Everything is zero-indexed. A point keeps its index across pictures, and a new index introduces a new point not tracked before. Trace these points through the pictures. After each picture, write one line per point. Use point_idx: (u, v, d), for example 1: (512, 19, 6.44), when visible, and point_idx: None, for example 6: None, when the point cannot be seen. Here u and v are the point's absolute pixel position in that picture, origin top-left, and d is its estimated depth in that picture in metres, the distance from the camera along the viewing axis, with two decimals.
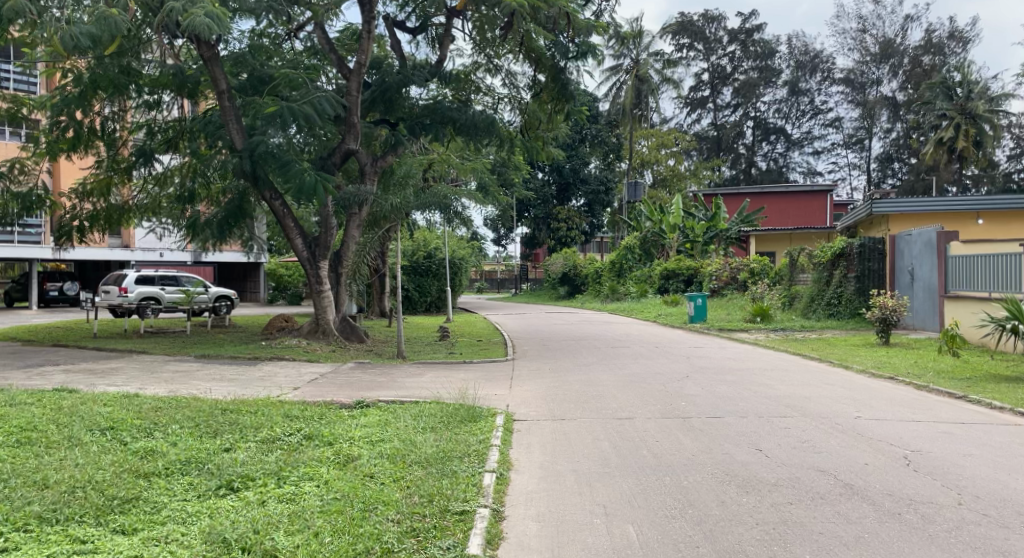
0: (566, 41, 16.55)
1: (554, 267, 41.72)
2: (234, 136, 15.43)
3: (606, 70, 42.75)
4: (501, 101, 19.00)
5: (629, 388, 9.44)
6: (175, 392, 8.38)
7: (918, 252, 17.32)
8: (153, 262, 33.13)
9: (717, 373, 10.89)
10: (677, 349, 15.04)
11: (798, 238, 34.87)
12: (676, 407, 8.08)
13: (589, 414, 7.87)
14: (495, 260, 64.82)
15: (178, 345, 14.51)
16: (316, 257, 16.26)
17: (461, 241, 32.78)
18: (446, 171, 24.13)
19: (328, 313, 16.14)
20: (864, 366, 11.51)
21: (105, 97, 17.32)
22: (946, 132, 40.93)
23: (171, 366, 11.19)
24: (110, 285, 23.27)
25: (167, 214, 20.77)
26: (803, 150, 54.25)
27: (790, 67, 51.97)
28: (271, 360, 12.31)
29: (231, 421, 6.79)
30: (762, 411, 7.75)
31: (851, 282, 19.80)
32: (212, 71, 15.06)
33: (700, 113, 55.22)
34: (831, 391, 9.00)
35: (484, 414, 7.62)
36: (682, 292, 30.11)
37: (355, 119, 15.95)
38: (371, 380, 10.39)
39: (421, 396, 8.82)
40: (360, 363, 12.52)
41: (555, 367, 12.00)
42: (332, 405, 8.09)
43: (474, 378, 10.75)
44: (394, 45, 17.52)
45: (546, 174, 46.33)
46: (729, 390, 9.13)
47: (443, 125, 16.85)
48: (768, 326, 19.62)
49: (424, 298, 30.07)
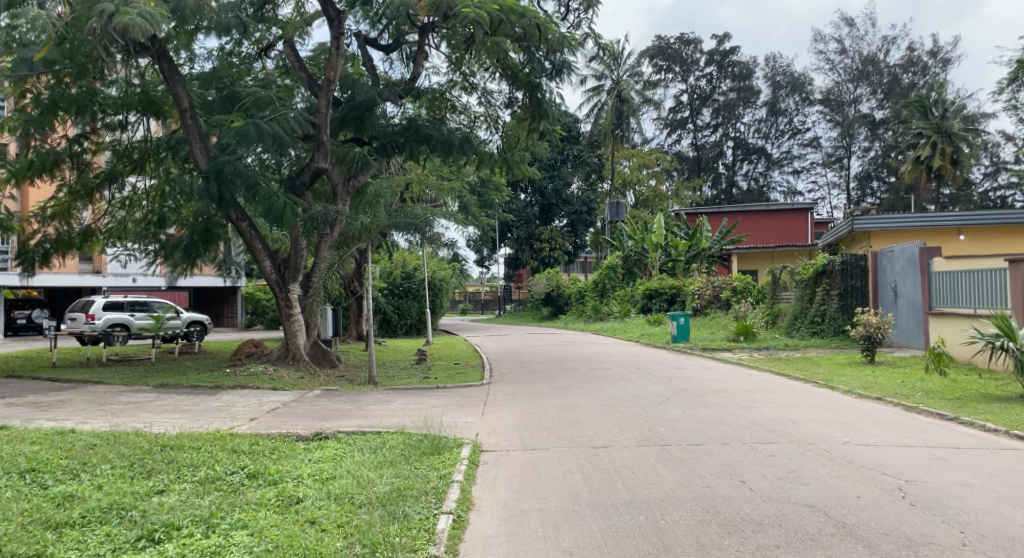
0: (541, 58, 16.16)
1: (537, 288, 41.31)
2: (197, 156, 14.73)
3: (587, 90, 42.50)
4: (477, 120, 18.61)
5: (606, 412, 8.97)
6: (116, 427, 7.79)
7: (901, 268, 17.07)
8: (125, 288, 32.37)
9: (698, 396, 10.42)
10: (659, 370, 14.58)
11: (780, 256, 34.66)
12: (655, 434, 7.60)
13: (561, 442, 7.37)
14: (479, 281, 64.46)
15: (138, 374, 13.83)
16: (285, 280, 15.71)
17: (442, 262, 32.30)
18: (423, 192, 23.69)
19: (299, 338, 15.53)
20: (850, 386, 11.09)
21: (71, 119, 16.81)
22: (924, 150, 41.15)
23: (124, 397, 10.58)
24: (76, 312, 22.60)
25: (133, 238, 20.09)
26: (783, 169, 54.35)
27: (770, 87, 52.22)
28: (233, 388, 11.70)
29: (169, 461, 6.22)
30: (746, 436, 7.29)
31: (835, 300, 19.51)
32: (173, 89, 14.52)
33: (681, 134, 55.36)
34: (817, 413, 8.57)
35: (449, 445, 7.10)
36: (664, 312, 29.73)
37: (325, 137, 15.50)
38: (336, 409, 9.82)
39: (385, 426, 8.27)
40: (327, 390, 11.94)
41: (531, 391, 11.48)
42: (287, 439, 7.55)
43: (444, 404, 10.23)
44: (366, 62, 17.10)
45: (528, 196, 46.12)
46: (711, 414, 8.66)
47: (417, 143, 16.34)
48: (751, 345, 19.24)
49: (404, 321, 29.52)
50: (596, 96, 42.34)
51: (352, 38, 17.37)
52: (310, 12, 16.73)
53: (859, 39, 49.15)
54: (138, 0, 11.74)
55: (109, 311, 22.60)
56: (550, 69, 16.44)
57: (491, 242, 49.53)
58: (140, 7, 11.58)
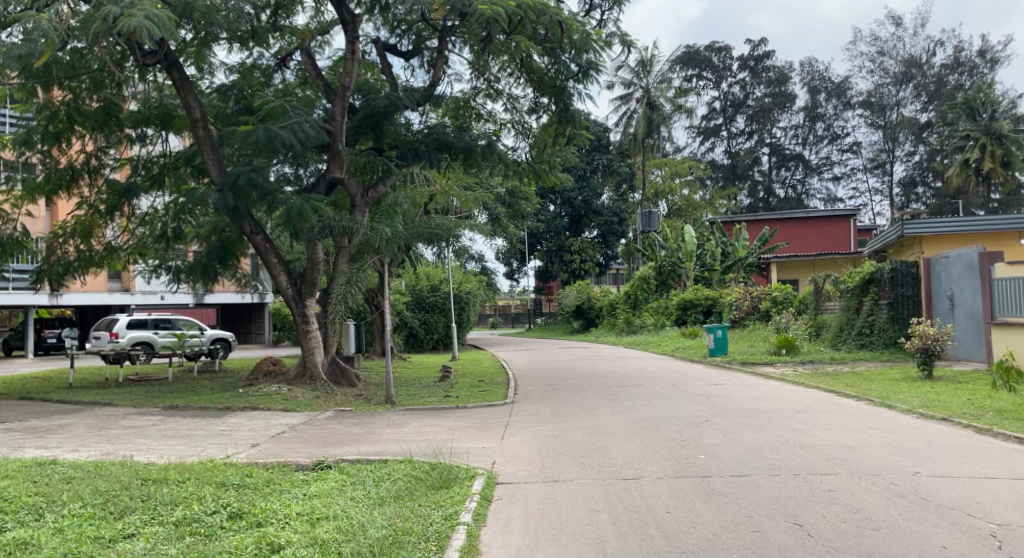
0: (569, 60, 15.57)
1: (567, 300, 40.43)
2: (210, 167, 14.33)
3: (616, 98, 41.62)
4: (504, 127, 17.93)
5: (638, 437, 8.14)
6: (103, 457, 7.19)
7: (958, 275, 15.94)
8: (154, 306, 32.38)
9: (740, 416, 9.54)
10: (697, 386, 13.68)
11: (822, 265, 33.30)
12: (694, 462, 6.75)
13: (587, 472, 6.55)
14: (509, 294, 63.84)
15: (151, 395, 13.35)
16: (302, 295, 15.17)
17: (470, 274, 31.73)
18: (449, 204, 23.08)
19: (316, 356, 15.03)
20: (909, 404, 10.10)
21: (88, 134, 16.68)
22: (972, 153, 39.50)
23: (128, 420, 10.06)
24: (102, 330, 22.42)
25: (153, 255, 19.64)
26: (822, 176, 52.92)
27: (806, 92, 50.81)
28: (244, 410, 11.12)
29: (147, 497, 5.55)
30: (798, 465, 6.40)
31: (884, 309, 18.47)
32: (185, 98, 14.09)
33: (713, 142, 54.21)
34: (878, 438, 7.63)
35: (461, 477, 6.35)
36: (700, 324, 28.69)
37: (341, 146, 14.99)
38: (346, 433, 9.16)
39: (395, 454, 7.55)
40: (341, 411, 11.29)
41: (557, 411, 10.69)
42: (285, 469, 6.88)
43: (463, 427, 9.49)
44: (387, 70, 16.56)
45: (558, 207, 45.42)
46: (755, 439, 7.79)
47: (437, 152, 15.72)
48: (795, 359, 18.19)
49: (431, 336, 28.95)
50: (625, 105, 41.41)
51: (371, 45, 16.90)
52: (328, 20, 16.42)
53: (900, 41, 47.60)
54: (145, 2, 11.23)
55: (133, 329, 22.35)
56: (577, 71, 15.70)
57: (521, 255, 48.88)
58: (146, 9, 11.04)
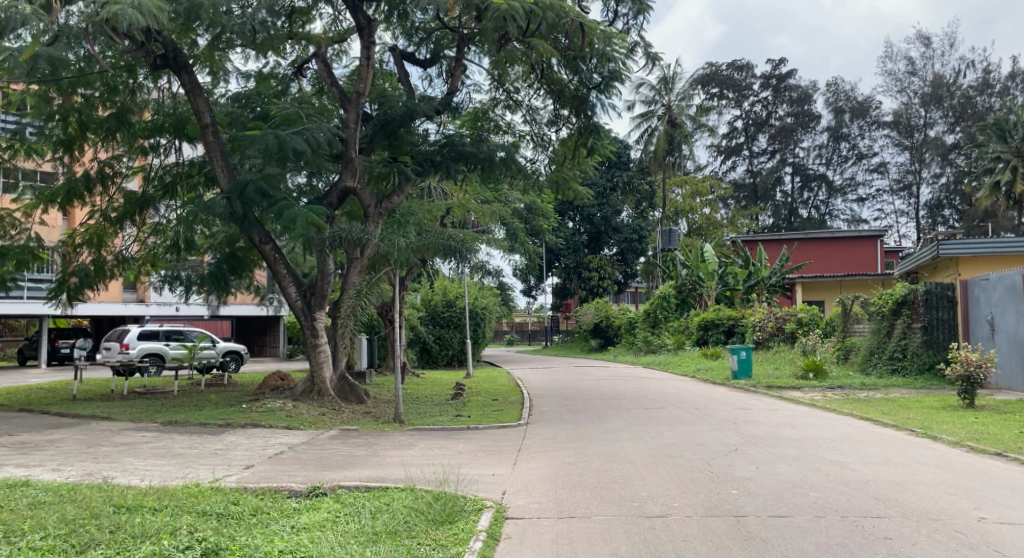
0: (590, 71, 15.15)
1: (584, 318, 39.66)
2: (218, 175, 13.91)
3: (636, 115, 41.03)
4: (522, 139, 17.38)
5: (662, 467, 7.48)
6: (81, 478, 6.65)
7: (998, 299, 15.15)
8: (168, 317, 32.09)
9: (772, 445, 8.85)
10: (722, 410, 12.97)
11: (849, 286, 32.29)
12: (725, 499, 6.08)
13: (606, 507, 5.89)
14: (526, 311, 63.17)
15: (151, 410, 12.86)
16: (312, 307, 14.67)
17: (485, 289, 31.21)
18: (466, 217, 22.56)
19: (324, 371, 14.50)
20: (956, 436, 9.38)
21: (99, 140, 16.34)
22: (1003, 175, 38.49)
23: (120, 437, 9.56)
24: (111, 341, 22.04)
25: (165, 265, 19.02)
26: (846, 197, 51.98)
27: (831, 112, 49.98)
28: (244, 427, 10.58)
29: (117, 528, 5.00)
30: (846, 506, 5.71)
31: (918, 333, 17.66)
32: (195, 103, 13.68)
33: (735, 160, 53.47)
34: (929, 476, 6.92)
35: (466, 511, 5.72)
36: (722, 344, 27.89)
37: (353, 154, 14.51)
38: (349, 455, 8.59)
39: (397, 480, 6.97)
40: (345, 430, 10.72)
41: (574, 435, 10.06)
42: (277, 497, 6.30)
43: (472, 451, 8.88)
44: (404, 79, 16.11)
45: (577, 223, 44.83)
46: (791, 472, 7.11)
47: (455, 163, 15.17)
48: (823, 384, 17.38)
49: (445, 352, 28.40)
50: (646, 122, 40.70)
51: (389, 53, 16.50)
52: (346, 28, 16.07)
53: (930, 60, 46.68)
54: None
55: (144, 340, 22.01)
56: (599, 82, 15.24)
57: (539, 272, 48.26)
58: None
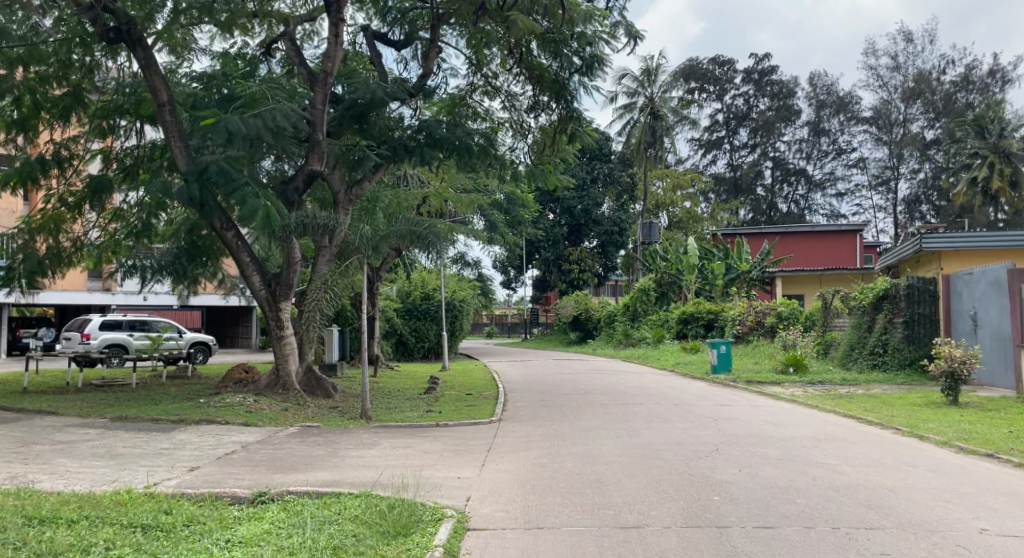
0: (571, 54, 14.59)
1: (564, 311, 39.25)
2: (177, 158, 13.11)
3: (619, 107, 40.51)
4: (501, 126, 16.69)
5: (639, 469, 7.01)
6: (1, 483, 6.06)
7: (982, 293, 14.88)
8: (134, 307, 31.14)
9: (755, 445, 8.43)
10: (701, 406, 12.58)
11: (830, 280, 32.08)
12: (707, 506, 5.62)
13: (577, 517, 5.39)
14: (505, 303, 62.71)
15: (103, 404, 12.23)
16: (276, 298, 14.04)
17: (462, 280, 30.64)
18: (444, 207, 21.89)
19: (290, 364, 13.93)
20: (945, 435, 9.04)
21: (53, 119, 15.41)
22: (981, 171, 38.69)
23: (62, 434, 8.94)
24: (72, 330, 21.19)
25: (127, 254, 17.94)
26: (825, 192, 52.06)
27: (812, 106, 49.84)
28: (198, 424, 9.99)
29: (22, 544, 4.43)
30: (837, 516, 5.26)
31: (898, 328, 17.40)
32: (150, 80, 12.90)
33: (716, 154, 53.22)
34: (923, 480, 6.51)
35: (424, 523, 5.17)
36: (701, 338, 27.61)
37: (320, 136, 13.69)
38: (306, 455, 8.05)
39: (352, 485, 6.44)
40: (306, 426, 10.16)
41: (547, 432, 9.59)
42: (217, 507, 5.74)
43: (438, 450, 8.36)
44: (376, 62, 15.43)
45: (557, 215, 44.29)
46: (774, 476, 6.69)
47: (429, 149, 14.52)
48: (804, 379, 17.07)
49: (422, 344, 27.82)
50: (628, 114, 40.21)
51: (361, 34, 15.81)
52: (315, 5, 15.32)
53: (913, 56, 46.63)
54: None
55: (106, 330, 21.20)
56: (581, 65, 14.65)
57: (518, 264, 47.75)
58: None
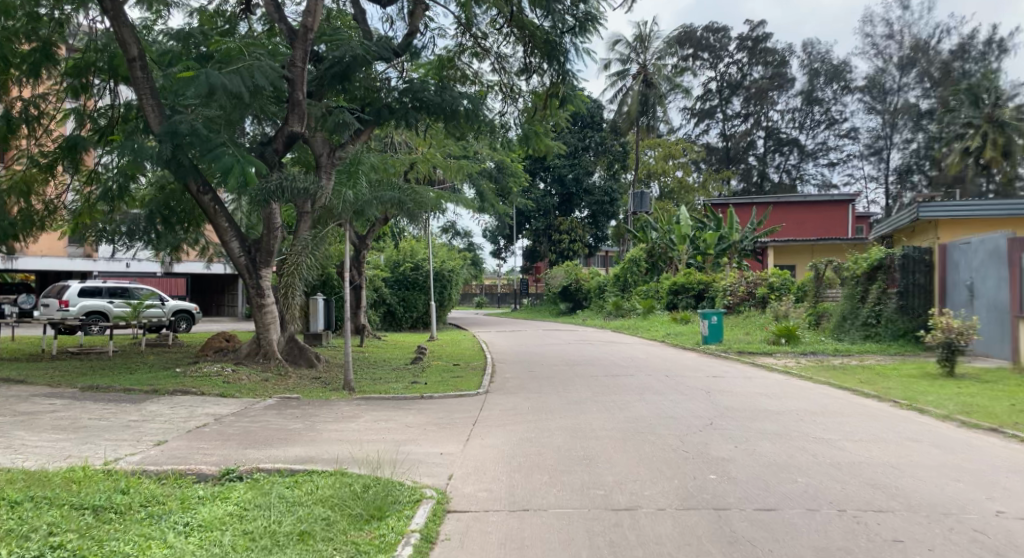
0: (564, 11, 13.99)
1: (554, 281, 38.91)
2: (149, 116, 12.47)
3: (611, 74, 39.69)
4: (490, 89, 16.06)
5: (630, 445, 6.68)
6: None
7: (979, 263, 14.59)
8: (117, 274, 30.54)
9: (750, 419, 8.12)
10: (693, 378, 12.29)
11: (822, 251, 31.79)
12: (703, 486, 5.28)
13: (566, 498, 5.05)
14: (495, 273, 62.31)
15: (75, 373, 11.81)
16: (257, 264, 13.55)
17: (451, 250, 30.14)
18: (432, 174, 21.34)
19: (272, 333, 13.50)
20: (946, 408, 8.77)
21: (20, 74, 14.62)
22: (973, 141, 38.36)
23: (27, 405, 8.53)
24: (49, 297, 20.64)
25: (103, 220, 17.20)
26: (818, 162, 51.61)
27: (806, 74, 49.17)
28: (171, 395, 9.59)
29: None
30: (842, 497, 4.94)
31: (893, 299, 17.13)
32: (119, 32, 12.20)
33: (708, 123, 52.54)
34: (928, 457, 6.20)
35: (400, 505, 4.80)
36: (692, 309, 27.39)
37: (300, 96, 13.06)
38: (283, 428, 7.68)
39: (328, 461, 6.08)
40: (286, 398, 9.78)
41: (536, 405, 9.25)
42: (180, 486, 5.37)
43: (421, 424, 8.00)
44: (360, 19, 14.75)
45: (547, 184, 43.69)
46: (772, 452, 6.38)
47: (415, 112, 13.93)
48: (796, 350, 16.85)
49: (410, 314, 27.42)
50: (620, 81, 39.44)
51: None
52: None
53: (909, 24, 45.95)
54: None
55: (85, 297, 20.66)
56: (574, 24, 14.08)
57: (508, 234, 47.24)
58: None
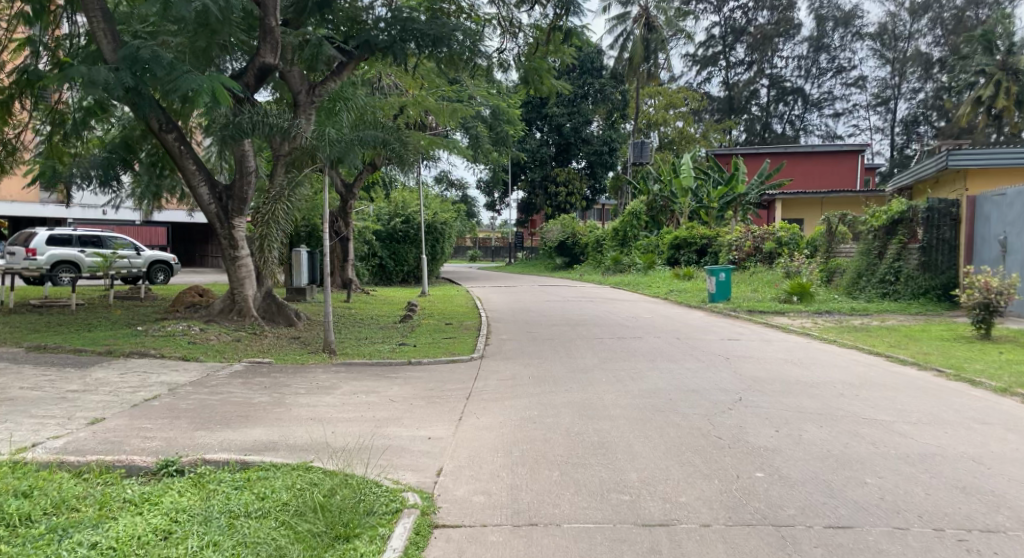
0: None
1: (549, 236, 37.70)
2: (103, 43, 11.01)
3: (611, 18, 37.71)
4: (486, 23, 14.55)
5: (651, 429, 5.65)
6: None
7: (1016, 216, 13.51)
8: (94, 222, 29.12)
9: (784, 394, 7.09)
10: (706, 340, 11.24)
11: (831, 205, 30.51)
12: (753, 490, 4.25)
13: (585, 507, 4.00)
14: (489, 226, 60.98)
15: (28, 329, 10.73)
16: (229, 212, 12.32)
17: (445, 202, 28.79)
18: (423, 118, 19.88)
19: (247, 288, 12.43)
20: (1001, 379, 7.75)
21: None
22: (985, 90, 36.56)
23: None
24: (15, 245, 19.22)
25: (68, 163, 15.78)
26: (822, 112, 50.05)
27: (814, 20, 47.11)
28: (124, 359, 8.47)
29: None
30: (933, 509, 3.91)
31: (913, 254, 16.04)
32: None
33: (711, 71, 50.57)
34: (1010, 446, 5.19)
35: (373, 519, 3.75)
36: (694, 265, 26.30)
37: (273, 22, 11.54)
38: (246, 401, 6.61)
39: (292, 450, 5.02)
40: (255, 363, 8.68)
41: (537, 374, 8.20)
42: (102, 484, 4.30)
43: (407, 397, 6.94)
44: None
45: (545, 134, 42.05)
46: (821, 440, 5.36)
47: (403, 43, 12.31)
48: (809, 309, 15.82)
49: (401, 268, 26.26)
50: (621, 26, 37.50)
51: None
52: None
53: None
54: None
55: (54, 247, 19.31)
56: None
57: (503, 186, 45.77)
58: None
